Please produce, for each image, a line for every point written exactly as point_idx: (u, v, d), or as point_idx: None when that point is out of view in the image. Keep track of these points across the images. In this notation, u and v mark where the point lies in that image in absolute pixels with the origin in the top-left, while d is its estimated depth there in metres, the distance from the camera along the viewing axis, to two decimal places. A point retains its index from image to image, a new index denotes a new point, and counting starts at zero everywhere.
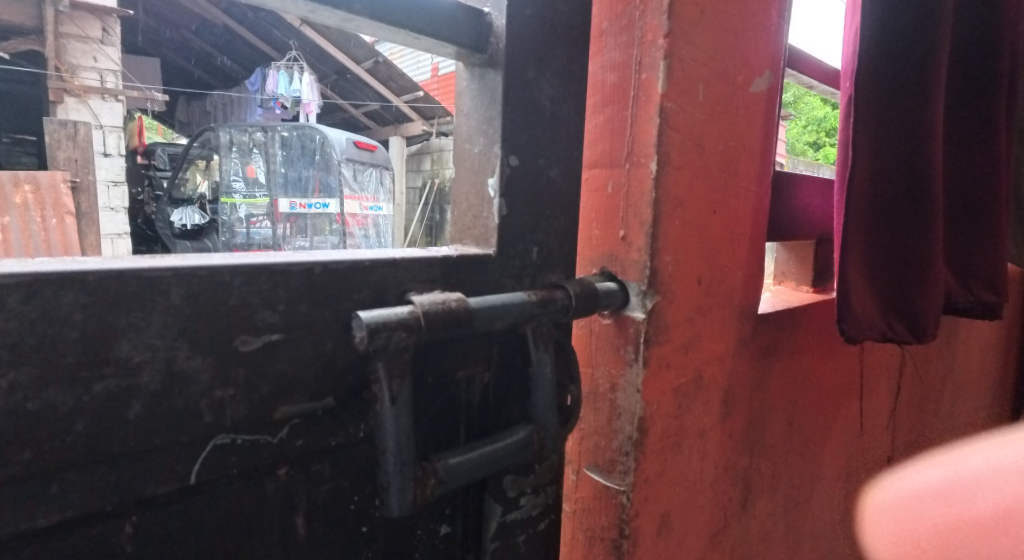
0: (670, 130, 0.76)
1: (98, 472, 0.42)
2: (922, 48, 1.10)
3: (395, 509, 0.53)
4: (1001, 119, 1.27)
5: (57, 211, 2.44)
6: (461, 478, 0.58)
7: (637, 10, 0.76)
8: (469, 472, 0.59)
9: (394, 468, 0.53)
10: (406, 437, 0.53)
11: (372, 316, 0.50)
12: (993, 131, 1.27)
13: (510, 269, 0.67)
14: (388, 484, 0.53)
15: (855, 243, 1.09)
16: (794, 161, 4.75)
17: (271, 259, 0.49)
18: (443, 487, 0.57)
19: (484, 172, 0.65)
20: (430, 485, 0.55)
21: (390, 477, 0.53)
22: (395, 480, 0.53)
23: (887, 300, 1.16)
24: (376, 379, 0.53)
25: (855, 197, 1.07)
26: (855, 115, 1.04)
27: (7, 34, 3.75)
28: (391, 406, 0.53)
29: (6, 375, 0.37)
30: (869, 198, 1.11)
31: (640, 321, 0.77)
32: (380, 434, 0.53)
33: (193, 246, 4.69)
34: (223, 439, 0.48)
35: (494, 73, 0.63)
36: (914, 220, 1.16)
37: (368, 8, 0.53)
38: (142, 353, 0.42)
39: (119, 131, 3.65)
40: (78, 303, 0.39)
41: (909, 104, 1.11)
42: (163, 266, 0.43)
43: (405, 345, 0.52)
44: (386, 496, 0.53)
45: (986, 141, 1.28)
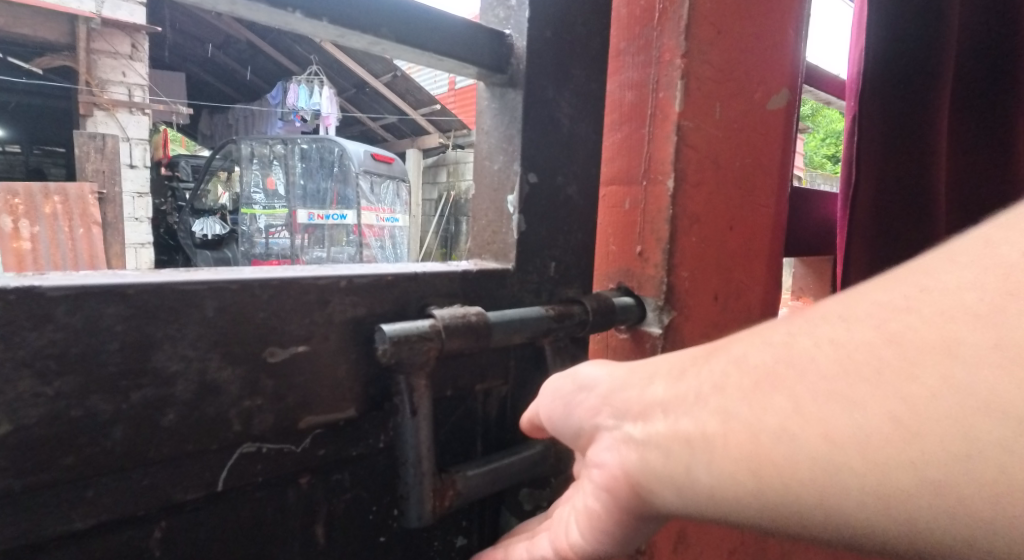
0: (687, 148, 0.77)
1: (132, 477, 0.43)
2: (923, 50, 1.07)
3: (415, 521, 0.54)
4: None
5: (84, 221, 2.47)
6: (477, 491, 0.59)
7: (654, 30, 0.78)
8: (484, 485, 0.59)
9: (414, 478, 0.54)
10: (426, 448, 0.55)
11: (395, 328, 0.51)
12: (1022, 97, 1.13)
13: (528, 284, 0.68)
14: (408, 495, 0.54)
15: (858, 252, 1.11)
16: (812, 175, 4.72)
17: (299, 274, 0.51)
18: (461, 500, 0.58)
19: (504, 189, 0.67)
20: (449, 497, 0.56)
21: (409, 488, 0.54)
22: (414, 491, 0.54)
23: None
24: (398, 389, 0.54)
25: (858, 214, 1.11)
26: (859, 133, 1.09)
27: (41, 49, 3.89)
28: (411, 417, 0.54)
29: (53, 384, 0.39)
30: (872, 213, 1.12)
31: (656, 336, 0.78)
32: (401, 444, 0.54)
33: (214, 256, 4.76)
34: (248, 448, 0.49)
35: (514, 93, 0.65)
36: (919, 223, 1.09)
37: (395, 32, 0.55)
38: (177, 363, 0.44)
39: (145, 143, 3.74)
40: (120, 314, 0.41)
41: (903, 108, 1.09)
42: (198, 280, 0.45)
43: (426, 356, 0.53)
44: (406, 508, 0.54)
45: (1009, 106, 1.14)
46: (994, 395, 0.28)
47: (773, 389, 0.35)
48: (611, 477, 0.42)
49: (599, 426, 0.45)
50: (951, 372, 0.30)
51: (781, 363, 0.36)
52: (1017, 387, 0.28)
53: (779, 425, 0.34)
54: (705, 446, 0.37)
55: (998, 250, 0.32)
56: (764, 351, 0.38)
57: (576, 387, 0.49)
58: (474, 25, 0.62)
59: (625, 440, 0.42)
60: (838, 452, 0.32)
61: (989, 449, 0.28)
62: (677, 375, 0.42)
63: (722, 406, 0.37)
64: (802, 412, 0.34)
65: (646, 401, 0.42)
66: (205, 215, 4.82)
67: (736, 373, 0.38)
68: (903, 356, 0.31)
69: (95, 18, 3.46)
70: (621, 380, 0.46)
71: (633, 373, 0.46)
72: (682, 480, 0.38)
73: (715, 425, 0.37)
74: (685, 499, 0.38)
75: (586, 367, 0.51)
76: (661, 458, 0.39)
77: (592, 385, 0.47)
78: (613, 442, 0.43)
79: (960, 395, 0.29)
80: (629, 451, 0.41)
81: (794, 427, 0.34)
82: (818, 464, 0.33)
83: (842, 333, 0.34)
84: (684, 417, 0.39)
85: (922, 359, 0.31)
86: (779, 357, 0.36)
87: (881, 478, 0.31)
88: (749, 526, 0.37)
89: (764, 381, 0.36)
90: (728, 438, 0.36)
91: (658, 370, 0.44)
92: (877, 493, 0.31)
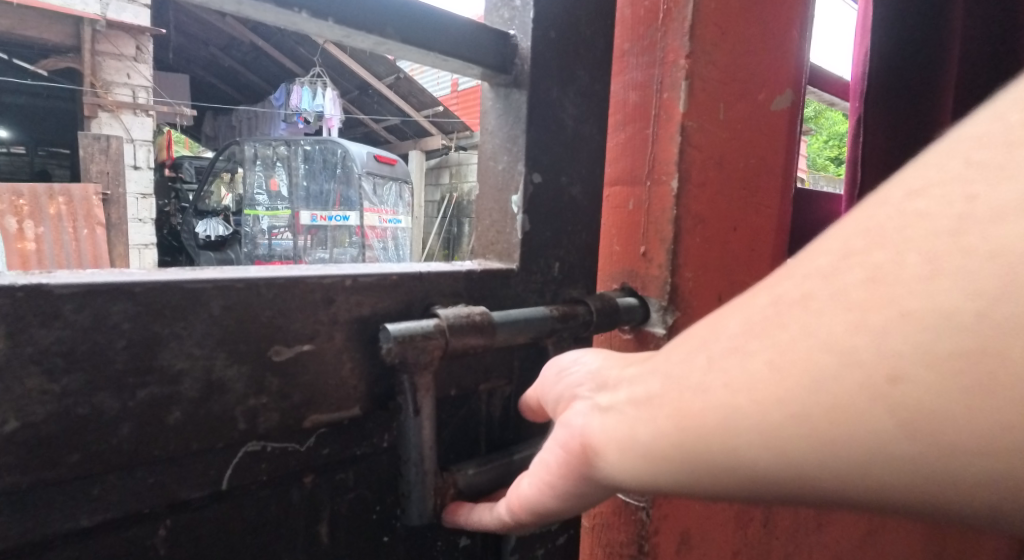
0: (691, 149, 0.77)
1: (138, 475, 0.44)
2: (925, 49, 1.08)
3: (416, 518, 0.54)
4: None
5: (89, 222, 2.44)
6: (479, 489, 0.59)
7: (659, 30, 0.78)
8: (486, 485, 0.60)
9: (416, 477, 0.54)
10: (428, 446, 0.55)
11: (400, 328, 0.51)
12: None
13: (532, 284, 0.68)
14: (410, 494, 0.54)
15: None
16: (813, 178, 4.74)
17: (305, 273, 0.51)
18: (464, 498, 0.58)
19: (508, 189, 0.67)
20: (450, 495, 0.56)
21: (411, 486, 0.54)
22: (416, 489, 0.54)
23: None
24: (401, 388, 0.54)
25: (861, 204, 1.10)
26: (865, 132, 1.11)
27: (47, 51, 3.91)
28: (415, 417, 0.54)
29: (60, 381, 0.39)
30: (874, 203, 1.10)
31: (660, 337, 0.78)
32: (404, 444, 0.54)
33: (217, 258, 4.76)
34: (253, 447, 0.49)
35: (518, 93, 0.65)
36: None
37: (400, 32, 0.55)
38: (183, 361, 0.44)
39: (148, 145, 3.76)
40: (127, 312, 0.42)
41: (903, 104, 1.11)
42: (205, 279, 0.45)
43: (429, 355, 0.53)
44: (408, 505, 0.54)
45: None
46: (838, 337, 0.29)
47: (693, 353, 0.36)
48: (572, 438, 0.40)
49: (579, 395, 0.44)
50: (811, 321, 0.30)
51: (701, 335, 0.36)
52: (854, 329, 0.29)
53: (699, 381, 0.34)
54: (641, 408, 0.37)
55: (870, 211, 0.32)
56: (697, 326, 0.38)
57: (558, 371, 0.49)
58: (479, 25, 0.62)
59: (593, 406, 0.41)
60: (740, 400, 0.32)
61: (834, 384, 0.29)
62: (646, 358, 0.42)
63: (665, 371, 0.37)
64: (712, 367, 0.34)
65: (620, 375, 0.41)
66: (209, 217, 4.84)
67: (678, 346, 0.38)
68: (777, 312, 0.32)
69: (100, 20, 3.48)
70: (607, 363, 0.44)
71: (617, 360, 0.45)
72: (623, 440, 0.37)
73: (657, 386, 0.37)
74: (633, 460, 0.36)
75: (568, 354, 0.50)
76: (613, 424, 0.38)
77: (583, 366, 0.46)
78: (584, 407, 0.41)
79: (822, 341, 0.30)
80: (594, 414, 0.40)
81: (708, 382, 0.34)
82: (725, 412, 0.33)
83: (746, 306, 0.35)
84: (638, 384, 0.38)
85: (789, 313, 0.31)
86: (701, 331, 0.37)
87: (779, 423, 0.31)
88: (687, 489, 0.35)
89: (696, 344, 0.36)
90: (660, 399, 0.36)
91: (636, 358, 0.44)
92: (777, 436, 0.31)
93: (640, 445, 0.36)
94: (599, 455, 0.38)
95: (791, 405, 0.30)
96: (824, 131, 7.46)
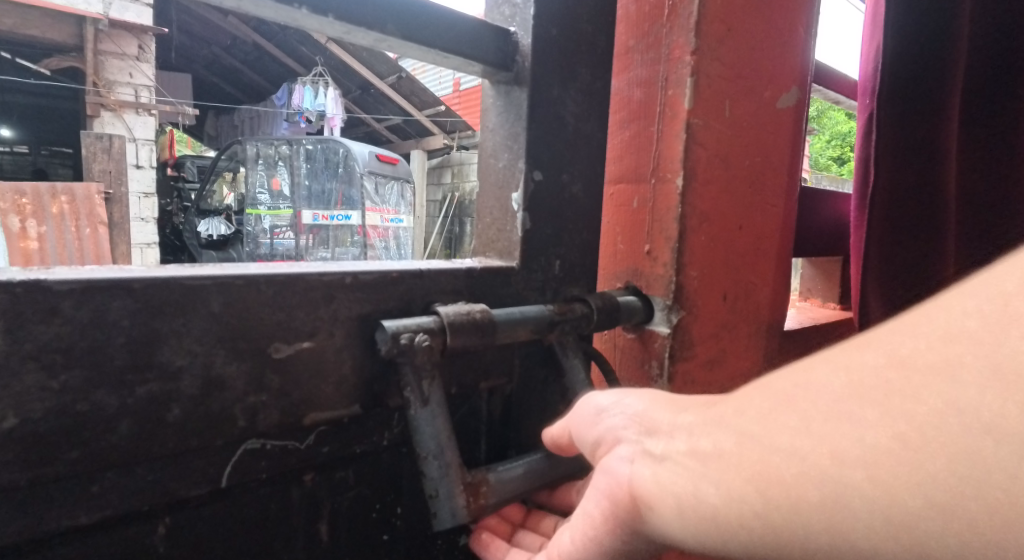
0: (696, 146, 0.76)
1: (137, 472, 0.44)
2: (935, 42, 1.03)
3: (447, 520, 0.52)
4: None
5: (91, 220, 2.42)
6: (512, 489, 0.57)
7: (664, 27, 0.78)
8: (518, 486, 0.57)
9: (439, 472, 0.52)
10: (444, 436, 0.53)
11: (394, 324, 0.52)
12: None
13: (534, 282, 0.68)
14: (437, 492, 0.52)
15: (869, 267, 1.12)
16: (817, 178, 4.73)
17: (306, 269, 0.51)
18: (496, 499, 0.55)
19: (509, 187, 0.67)
20: (482, 494, 0.54)
21: (436, 483, 0.52)
22: (441, 486, 0.52)
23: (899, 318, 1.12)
24: (405, 379, 0.53)
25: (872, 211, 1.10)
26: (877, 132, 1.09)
27: (49, 51, 3.92)
28: (423, 407, 0.53)
29: (59, 377, 0.39)
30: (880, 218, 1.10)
31: (664, 336, 0.77)
32: (418, 439, 0.53)
33: (218, 257, 4.76)
34: (253, 444, 0.49)
35: (519, 90, 0.65)
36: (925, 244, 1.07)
37: (401, 29, 0.55)
38: (183, 358, 0.44)
39: (151, 144, 3.76)
40: (126, 309, 0.41)
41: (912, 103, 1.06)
42: (205, 276, 0.45)
43: (428, 349, 0.52)
44: (438, 506, 0.52)
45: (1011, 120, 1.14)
46: (987, 417, 0.29)
47: (786, 416, 0.36)
48: (617, 486, 0.43)
49: (620, 436, 0.45)
50: (951, 395, 0.30)
51: (800, 395, 0.36)
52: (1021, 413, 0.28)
53: (790, 445, 0.35)
54: (721, 465, 0.38)
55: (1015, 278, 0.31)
56: (786, 381, 0.38)
57: (593, 412, 0.49)
58: (481, 22, 0.62)
59: (644, 453, 0.42)
60: (853, 475, 0.32)
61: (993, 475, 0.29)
62: (711, 403, 0.43)
63: (740, 428, 0.38)
64: (812, 432, 0.34)
65: (677, 421, 0.43)
66: (211, 216, 4.84)
67: (752, 400, 0.39)
68: (902, 378, 0.32)
69: (102, 19, 3.48)
70: (654, 406, 0.46)
71: (666, 403, 0.46)
72: (686, 498, 0.38)
73: (729, 443, 0.38)
74: (695, 520, 0.38)
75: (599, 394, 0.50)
76: (677, 475, 0.39)
77: (626, 403, 0.47)
78: (631, 452, 0.43)
79: (945, 428, 0.30)
80: (646, 463, 0.41)
81: (802, 447, 0.35)
82: (828, 485, 0.33)
83: (855, 361, 0.35)
84: (703, 436, 0.39)
85: (924, 383, 0.31)
86: (797, 384, 0.37)
87: (879, 504, 0.32)
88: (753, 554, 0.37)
89: (791, 401, 0.36)
90: (747, 459, 0.36)
91: (690, 402, 0.45)
92: (883, 520, 0.32)
93: (715, 507, 0.37)
94: (649, 510, 0.40)
95: (928, 491, 0.30)
96: (827, 130, 7.46)
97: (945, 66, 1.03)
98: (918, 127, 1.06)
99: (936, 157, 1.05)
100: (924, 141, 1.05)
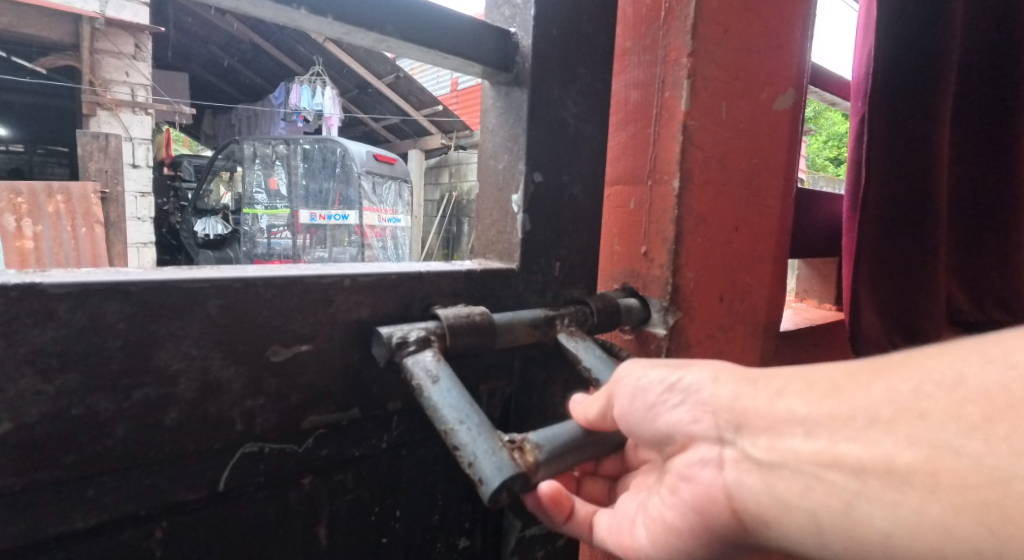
0: (693, 148, 0.76)
1: (134, 477, 0.43)
2: (933, 48, 1.05)
3: (495, 478, 0.41)
4: None
5: (87, 221, 2.38)
6: (565, 449, 0.48)
7: (660, 29, 0.77)
8: (569, 451, 0.48)
9: (472, 433, 0.44)
10: (463, 399, 0.47)
11: (389, 331, 0.51)
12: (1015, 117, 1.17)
13: (533, 284, 0.68)
14: (476, 456, 0.43)
15: (864, 265, 1.08)
16: (815, 178, 4.73)
17: (302, 272, 0.51)
18: (548, 465, 0.46)
19: (509, 189, 0.67)
20: (529, 453, 0.46)
21: (473, 444, 0.43)
22: (480, 444, 0.43)
23: (892, 315, 1.11)
24: (412, 373, 0.49)
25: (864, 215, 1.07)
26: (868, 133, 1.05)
27: (44, 49, 3.90)
28: (433, 383, 0.47)
29: (54, 382, 0.39)
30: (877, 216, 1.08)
31: (661, 337, 0.77)
32: (438, 415, 0.46)
33: (216, 257, 4.73)
34: (251, 448, 0.49)
35: (519, 92, 0.64)
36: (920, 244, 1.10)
37: (400, 29, 0.55)
38: (179, 361, 0.44)
39: (147, 143, 3.75)
40: (121, 312, 0.41)
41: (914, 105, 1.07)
42: (201, 278, 0.44)
43: (428, 340, 0.52)
44: (479, 471, 0.42)
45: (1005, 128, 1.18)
46: None
47: (923, 431, 0.39)
48: (712, 490, 0.46)
49: (696, 434, 0.48)
50: None
51: (965, 410, 0.38)
52: None
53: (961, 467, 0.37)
54: (857, 479, 0.41)
55: None
56: (931, 387, 0.41)
57: (649, 406, 0.48)
58: (480, 23, 0.61)
59: (745, 458, 0.45)
60: None
61: None
62: (817, 394, 0.45)
63: (888, 447, 0.40)
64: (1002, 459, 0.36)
65: (779, 419, 0.45)
66: (208, 215, 4.82)
67: (902, 418, 0.40)
68: None
69: (99, 17, 3.46)
70: (731, 393, 0.47)
71: (753, 384, 0.47)
72: (838, 513, 0.41)
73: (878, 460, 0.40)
74: (826, 535, 0.42)
75: (639, 371, 0.49)
76: (797, 488, 0.43)
77: (698, 391, 0.48)
78: (712, 455, 0.47)
79: None
80: (750, 470, 0.45)
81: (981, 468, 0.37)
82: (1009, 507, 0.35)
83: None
84: (843, 445, 0.42)
85: None
86: (958, 393, 0.39)
87: None
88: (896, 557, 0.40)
89: (945, 420, 0.39)
90: (882, 474, 0.40)
91: (789, 385, 0.47)
92: None
93: (845, 519, 0.41)
94: (763, 522, 0.44)
95: None
96: (824, 131, 7.48)
97: (937, 70, 1.05)
98: (915, 129, 1.07)
99: (929, 160, 1.07)
100: (922, 143, 1.07)
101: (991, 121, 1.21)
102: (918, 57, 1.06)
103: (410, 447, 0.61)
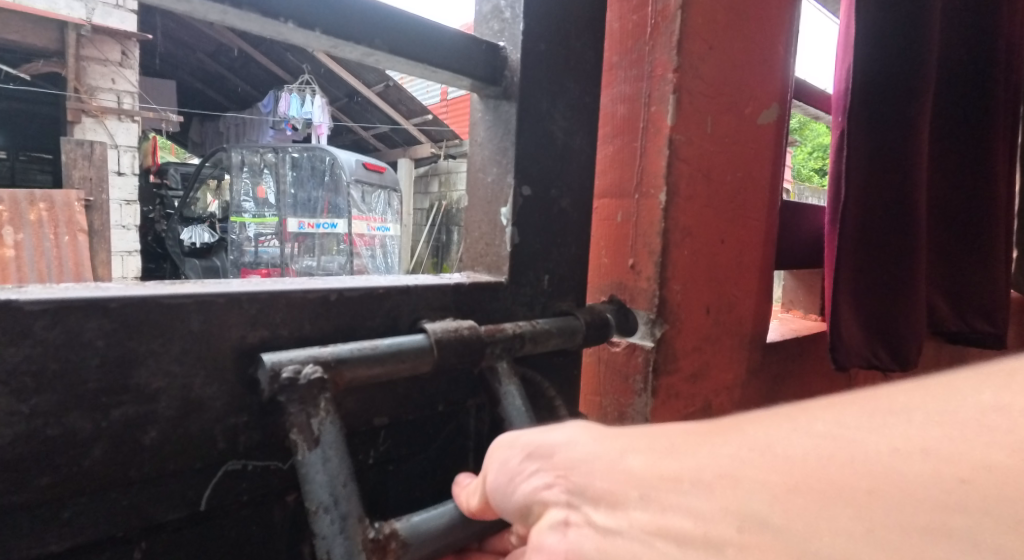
0: (679, 162, 0.77)
1: (111, 498, 0.42)
2: (910, 64, 1.08)
3: None
4: (999, 98, 1.20)
5: (70, 229, 2.27)
6: (428, 553, 0.48)
7: (646, 44, 0.78)
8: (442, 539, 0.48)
9: (334, 527, 0.43)
10: (343, 484, 0.44)
11: (276, 357, 0.45)
12: (991, 132, 1.21)
13: (521, 297, 0.67)
14: (330, 553, 0.42)
15: (844, 278, 1.06)
16: (800, 188, 4.81)
17: (288, 287, 0.50)
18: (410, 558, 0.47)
19: (497, 202, 0.66)
20: (391, 552, 0.45)
21: (330, 541, 0.43)
22: (337, 544, 0.43)
23: (873, 326, 1.12)
24: (294, 425, 0.45)
25: (850, 226, 1.06)
26: (848, 147, 1.05)
27: (28, 55, 3.84)
28: (315, 451, 0.45)
29: (29, 401, 0.38)
30: (861, 227, 1.08)
31: (648, 349, 0.77)
32: (307, 489, 0.44)
33: (204, 266, 4.67)
34: (234, 465, 0.48)
35: (507, 105, 0.65)
36: (899, 255, 1.12)
37: (388, 43, 0.55)
38: (161, 379, 0.43)
39: (134, 151, 3.71)
40: (101, 329, 0.40)
41: (895, 119, 1.09)
42: (184, 294, 0.44)
43: (320, 383, 0.45)
44: None
45: (982, 141, 1.22)
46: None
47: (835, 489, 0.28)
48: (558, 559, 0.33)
49: (547, 500, 0.37)
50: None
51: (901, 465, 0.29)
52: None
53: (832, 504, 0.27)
54: None
55: None
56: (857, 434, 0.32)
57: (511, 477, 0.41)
58: (469, 37, 0.61)
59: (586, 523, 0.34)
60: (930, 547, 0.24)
61: None
62: (658, 454, 0.36)
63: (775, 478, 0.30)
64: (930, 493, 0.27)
65: (616, 479, 0.34)
66: (195, 222, 4.65)
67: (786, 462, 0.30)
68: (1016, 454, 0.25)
69: (86, 25, 3.43)
70: (582, 452, 0.39)
71: (602, 444, 0.39)
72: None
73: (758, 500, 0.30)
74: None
75: (512, 437, 0.43)
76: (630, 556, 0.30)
77: (549, 454, 0.40)
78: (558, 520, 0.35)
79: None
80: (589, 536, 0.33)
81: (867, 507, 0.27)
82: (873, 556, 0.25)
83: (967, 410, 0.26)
84: (674, 511, 0.31)
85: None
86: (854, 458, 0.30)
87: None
88: None
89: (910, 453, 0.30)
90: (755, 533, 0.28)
91: (633, 446, 0.38)
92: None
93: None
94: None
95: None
96: (807, 142, 7.61)
97: (916, 84, 1.07)
98: (893, 142, 1.09)
99: (907, 172, 1.10)
100: (901, 156, 1.09)
101: (973, 137, 1.23)
102: (899, 71, 1.08)
103: (398, 463, 0.60)
